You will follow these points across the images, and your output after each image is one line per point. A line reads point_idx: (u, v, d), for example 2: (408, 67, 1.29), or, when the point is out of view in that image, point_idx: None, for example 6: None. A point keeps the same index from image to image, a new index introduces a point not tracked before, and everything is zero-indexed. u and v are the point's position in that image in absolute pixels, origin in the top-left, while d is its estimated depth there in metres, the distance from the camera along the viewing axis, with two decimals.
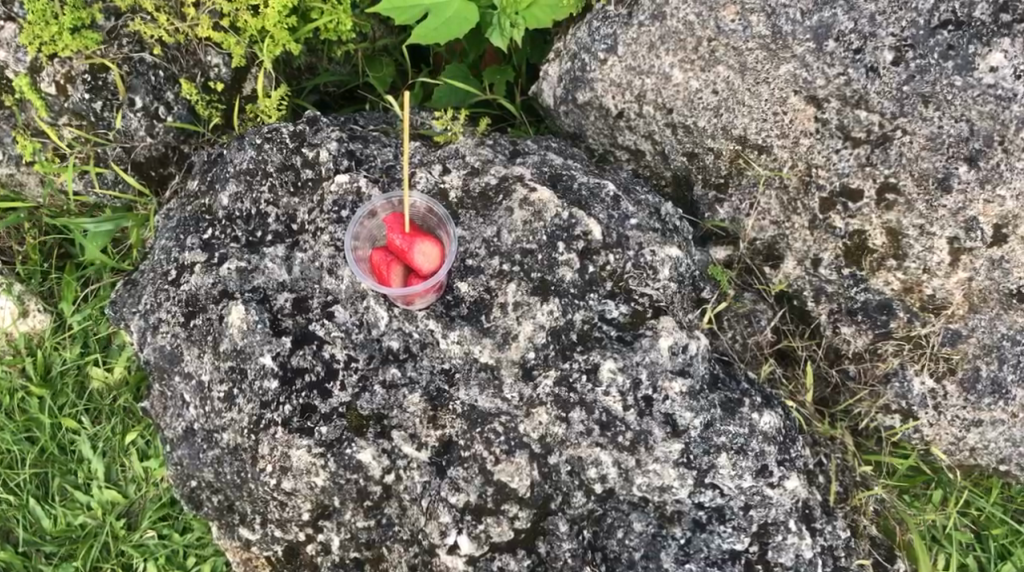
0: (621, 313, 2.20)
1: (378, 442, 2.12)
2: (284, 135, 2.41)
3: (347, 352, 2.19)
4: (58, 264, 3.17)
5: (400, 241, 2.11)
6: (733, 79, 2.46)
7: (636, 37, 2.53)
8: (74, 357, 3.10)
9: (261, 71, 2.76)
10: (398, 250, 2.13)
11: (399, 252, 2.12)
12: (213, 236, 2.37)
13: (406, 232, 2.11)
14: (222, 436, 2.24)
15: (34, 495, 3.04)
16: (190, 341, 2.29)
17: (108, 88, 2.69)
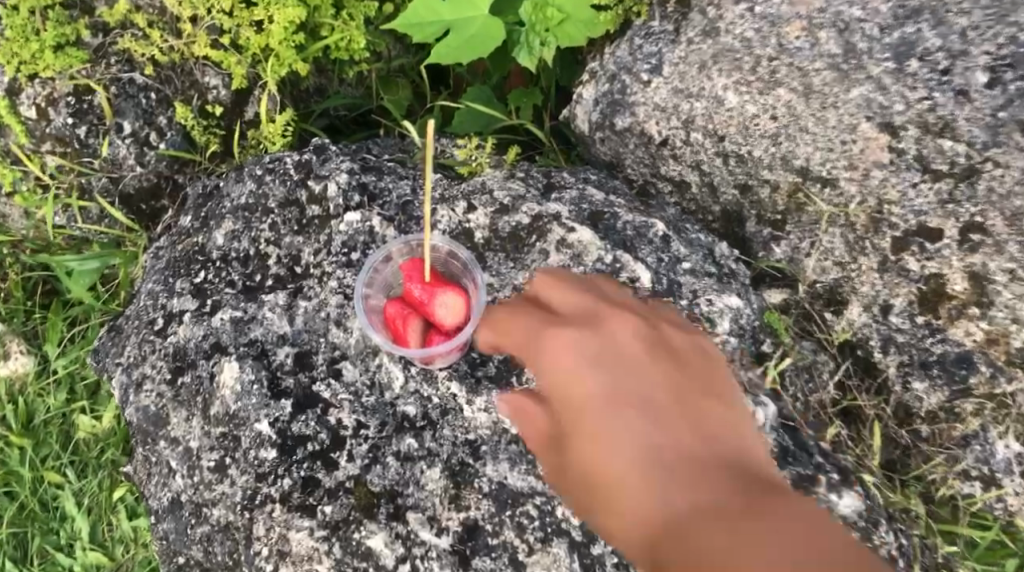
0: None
1: (390, 524, 1.80)
2: (288, 165, 2.15)
3: (355, 418, 1.90)
4: (42, 301, 2.83)
5: (419, 293, 1.85)
6: (795, 103, 2.16)
7: (684, 56, 2.25)
8: (58, 405, 2.77)
9: (264, 92, 2.48)
10: (417, 302, 1.86)
11: (418, 305, 1.86)
12: (206, 280, 2.08)
13: (427, 282, 1.85)
14: (213, 511, 1.95)
15: (11, 558, 2.70)
16: (178, 402, 2.01)
17: (94, 111, 2.42)
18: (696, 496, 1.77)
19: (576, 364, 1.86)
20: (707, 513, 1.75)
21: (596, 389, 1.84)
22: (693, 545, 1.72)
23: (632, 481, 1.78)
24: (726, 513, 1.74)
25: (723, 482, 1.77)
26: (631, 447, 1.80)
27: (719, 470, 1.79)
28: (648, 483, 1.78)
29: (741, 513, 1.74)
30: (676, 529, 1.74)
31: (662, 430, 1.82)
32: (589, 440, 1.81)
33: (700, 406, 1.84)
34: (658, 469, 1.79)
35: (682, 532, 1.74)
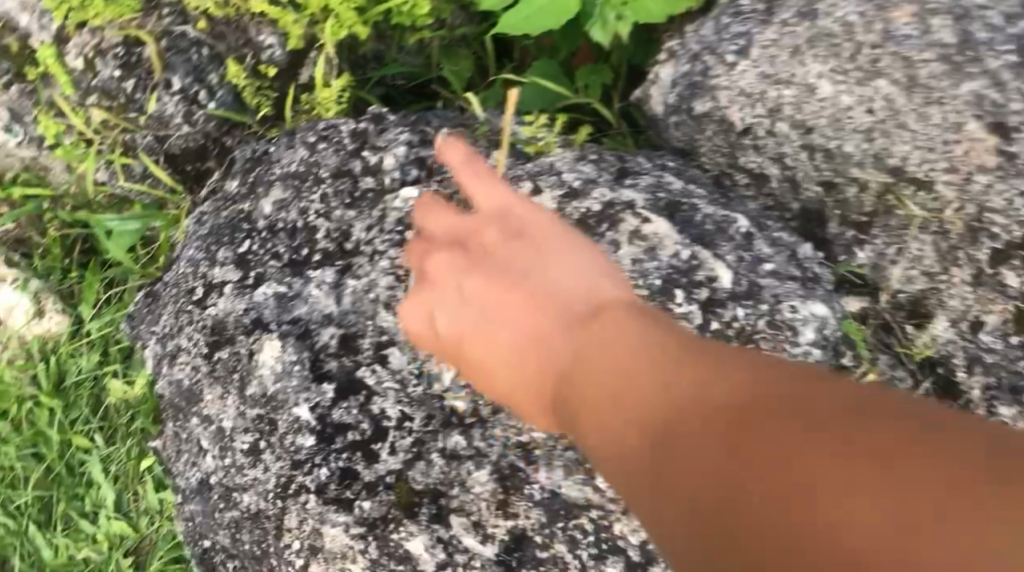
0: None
1: (431, 528, 1.68)
2: (344, 133, 2.03)
3: (400, 409, 1.77)
4: (81, 260, 2.69)
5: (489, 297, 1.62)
6: (894, 97, 1.99)
7: (776, 39, 2.09)
8: (90, 366, 2.63)
9: (320, 56, 2.37)
10: None
11: None
12: (250, 251, 1.96)
13: None
14: (243, 497, 1.84)
15: (35, 521, 2.59)
16: (213, 378, 1.90)
17: (142, 65, 2.29)
18: (620, 396, 1.37)
19: (447, 269, 1.65)
20: (638, 415, 1.33)
21: (458, 283, 1.64)
22: (639, 455, 1.30)
23: (524, 365, 1.57)
24: (641, 392, 1.35)
25: (673, 394, 1.30)
26: (516, 330, 1.58)
27: (611, 339, 1.46)
28: (570, 373, 1.48)
29: (674, 400, 1.30)
30: (585, 393, 1.44)
31: (503, 301, 1.60)
32: (465, 341, 1.63)
33: (507, 257, 1.63)
34: (545, 347, 1.55)
35: (618, 435, 1.35)
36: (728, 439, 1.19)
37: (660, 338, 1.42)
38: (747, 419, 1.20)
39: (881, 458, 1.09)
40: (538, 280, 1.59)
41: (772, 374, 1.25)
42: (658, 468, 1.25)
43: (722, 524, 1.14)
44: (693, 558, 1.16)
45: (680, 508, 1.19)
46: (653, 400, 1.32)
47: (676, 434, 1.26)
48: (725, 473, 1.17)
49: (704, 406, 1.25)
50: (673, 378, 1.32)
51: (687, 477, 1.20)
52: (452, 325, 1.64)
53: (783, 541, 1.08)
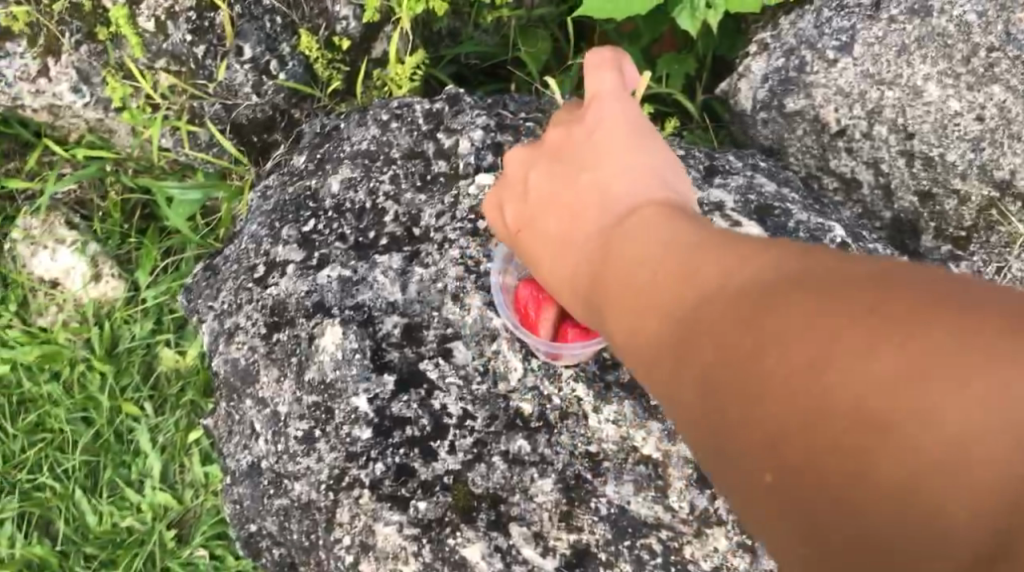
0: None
1: (488, 535, 1.61)
2: (417, 113, 1.94)
3: (462, 406, 1.70)
4: (139, 226, 2.62)
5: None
6: (1009, 105, 1.89)
7: (881, 36, 1.96)
8: (144, 334, 2.59)
9: (396, 31, 2.28)
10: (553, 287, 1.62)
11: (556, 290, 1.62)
12: (315, 230, 1.88)
13: None
14: (294, 485, 1.77)
15: (81, 486, 2.52)
16: (270, 360, 1.82)
17: (214, 31, 2.18)
18: (636, 289, 1.20)
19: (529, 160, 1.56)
20: (653, 304, 1.16)
21: (526, 174, 1.55)
22: (649, 351, 1.15)
23: (565, 266, 1.41)
24: (658, 285, 1.17)
25: (696, 273, 1.13)
26: (556, 216, 1.45)
27: (634, 231, 1.29)
28: (593, 273, 1.31)
29: (693, 292, 1.11)
30: (610, 287, 1.26)
31: (550, 197, 1.47)
32: (517, 228, 1.52)
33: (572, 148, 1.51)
34: (580, 244, 1.39)
35: (633, 332, 1.18)
36: (753, 333, 1.01)
37: (681, 226, 1.24)
38: (771, 296, 1.02)
39: (958, 343, 0.89)
40: (593, 173, 1.43)
41: (806, 253, 1.06)
42: (675, 366, 1.09)
43: (756, 441, 0.98)
44: (728, 470, 1.02)
45: (707, 416, 1.04)
46: (669, 290, 1.15)
47: (692, 326, 1.08)
48: (750, 366, 0.99)
49: (719, 289, 1.08)
50: (694, 266, 1.14)
51: (707, 378, 1.04)
52: (519, 216, 1.52)
53: (828, 457, 0.91)
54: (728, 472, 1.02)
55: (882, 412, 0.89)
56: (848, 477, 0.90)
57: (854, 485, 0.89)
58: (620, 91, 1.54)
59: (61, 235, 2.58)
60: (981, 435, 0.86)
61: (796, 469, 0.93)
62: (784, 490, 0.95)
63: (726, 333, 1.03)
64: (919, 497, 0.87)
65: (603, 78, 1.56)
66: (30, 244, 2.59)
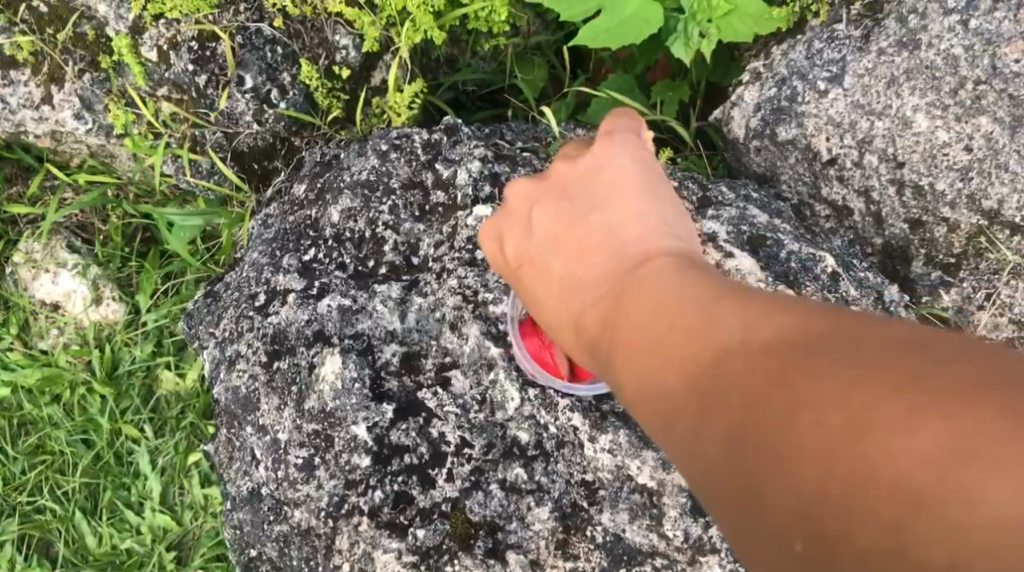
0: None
1: (486, 562, 1.66)
2: (416, 144, 1.97)
3: (460, 435, 1.73)
4: (140, 249, 2.65)
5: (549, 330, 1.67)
6: (997, 136, 1.91)
7: (871, 68, 1.99)
8: (144, 357, 2.61)
9: (394, 60, 2.30)
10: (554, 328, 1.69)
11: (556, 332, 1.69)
12: (315, 259, 1.92)
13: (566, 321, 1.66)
14: (294, 512, 1.79)
15: (81, 508, 2.54)
16: (271, 388, 1.85)
17: (216, 60, 2.23)
18: (651, 342, 1.27)
19: (530, 192, 1.59)
20: (670, 357, 1.23)
21: (531, 210, 1.57)
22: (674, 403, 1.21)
23: (571, 312, 1.47)
24: (679, 336, 1.23)
25: (719, 330, 1.19)
26: (564, 259, 1.51)
27: (647, 283, 1.35)
28: (606, 323, 1.38)
29: (717, 350, 1.18)
30: (626, 337, 1.32)
31: (558, 239, 1.52)
32: (518, 263, 1.56)
33: (575, 190, 1.56)
34: (592, 290, 1.44)
35: (647, 382, 1.26)
36: (781, 402, 1.09)
37: (692, 278, 1.31)
38: (792, 363, 1.10)
39: (986, 421, 0.99)
40: (606, 218, 1.49)
41: (814, 316, 1.15)
42: (699, 424, 1.18)
43: (783, 502, 1.08)
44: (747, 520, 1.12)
45: (732, 472, 1.13)
46: (687, 346, 1.22)
47: (715, 387, 1.16)
48: (779, 433, 1.09)
49: (737, 351, 1.16)
50: (710, 323, 1.21)
51: (732, 438, 1.13)
52: (521, 250, 1.56)
53: (857, 522, 1.02)
54: (746, 523, 1.12)
55: (910, 491, 0.99)
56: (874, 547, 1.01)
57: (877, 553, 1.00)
58: (624, 131, 1.58)
59: (63, 259, 2.60)
60: (1002, 520, 0.97)
61: (826, 534, 1.04)
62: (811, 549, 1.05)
63: (752, 396, 1.12)
64: None
65: (613, 122, 1.59)
66: (32, 268, 2.61)
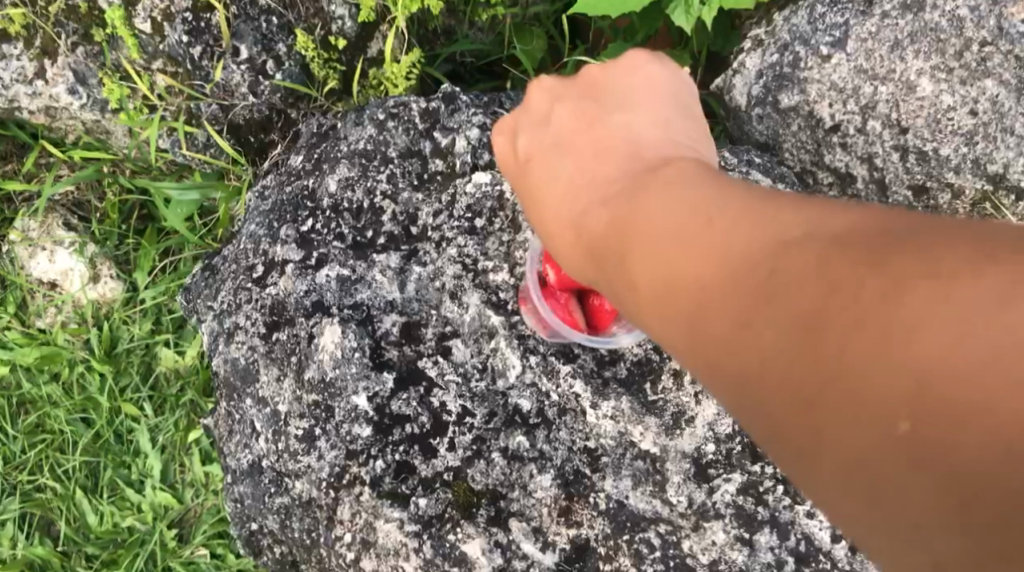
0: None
1: (488, 530, 1.63)
2: (414, 112, 1.94)
3: (461, 404, 1.71)
4: (137, 227, 2.62)
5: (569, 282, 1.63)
6: (1002, 99, 1.89)
7: (874, 31, 1.96)
8: (143, 335, 2.59)
9: (392, 31, 2.22)
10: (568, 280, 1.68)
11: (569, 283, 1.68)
12: (313, 230, 1.88)
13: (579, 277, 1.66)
14: (294, 483, 1.78)
15: (82, 486, 2.53)
16: (270, 359, 1.84)
17: (211, 31, 2.18)
18: (686, 247, 1.22)
19: (551, 97, 1.63)
20: (704, 261, 1.19)
21: (549, 111, 1.61)
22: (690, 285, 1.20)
23: (577, 212, 1.45)
24: (696, 221, 1.23)
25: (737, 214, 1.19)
26: (573, 164, 1.51)
27: (667, 189, 1.32)
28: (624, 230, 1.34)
29: (739, 231, 1.17)
30: (639, 227, 1.31)
31: (580, 152, 1.52)
32: (527, 159, 1.58)
33: (599, 110, 1.57)
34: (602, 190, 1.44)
35: (673, 288, 1.22)
36: (836, 305, 1.05)
37: (724, 187, 1.26)
38: (856, 264, 1.05)
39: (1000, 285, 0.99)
40: (623, 125, 1.52)
41: (871, 219, 1.10)
42: (732, 326, 1.14)
43: (819, 402, 1.06)
44: (767, 424, 1.11)
45: (760, 375, 1.11)
46: (726, 251, 1.17)
47: (754, 290, 1.12)
48: (828, 334, 1.05)
49: (786, 251, 1.11)
50: (756, 226, 1.17)
51: (768, 341, 1.10)
52: (533, 144, 1.58)
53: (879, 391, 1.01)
54: (767, 425, 1.11)
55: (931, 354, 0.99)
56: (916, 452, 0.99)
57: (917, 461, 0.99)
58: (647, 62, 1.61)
59: (60, 237, 2.58)
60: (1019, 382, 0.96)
61: (849, 401, 1.03)
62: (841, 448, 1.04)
63: (801, 299, 1.08)
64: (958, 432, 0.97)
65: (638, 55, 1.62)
66: (29, 246, 2.59)
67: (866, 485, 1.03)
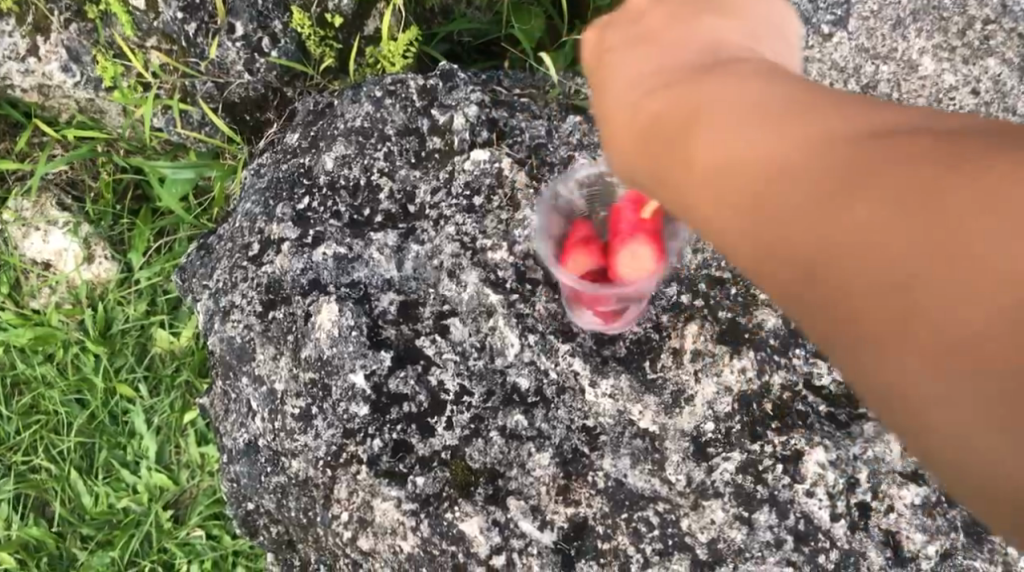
0: (822, 409, 1.63)
1: (486, 509, 1.62)
2: (411, 90, 1.93)
3: (459, 382, 1.70)
4: (132, 207, 2.61)
5: (628, 219, 1.63)
6: (1004, 78, 1.87)
7: (876, 10, 1.91)
8: (138, 316, 2.57)
9: (388, 8, 2.19)
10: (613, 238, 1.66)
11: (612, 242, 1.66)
12: (310, 208, 1.86)
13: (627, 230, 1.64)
14: (291, 463, 1.76)
15: (77, 467, 2.52)
16: (266, 338, 1.82)
17: (206, 8, 2.15)
18: (765, 122, 1.12)
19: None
20: (797, 141, 1.08)
21: None
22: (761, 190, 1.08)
23: (632, 91, 1.30)
24: (782, 117, 1.11)
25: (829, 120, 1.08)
26: (641, 41, 1.34)
27: (738, 74, 1.20)
28: (687, 112, 1.19)
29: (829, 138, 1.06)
30: (709, 121, 1.16)
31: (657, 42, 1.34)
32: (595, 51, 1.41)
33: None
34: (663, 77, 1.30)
35: (739, 167, 1.11)
36: (942, 183, 0.96)
37: (823, 91, 1.13)
38: (987, 173, 0.95)
39: None
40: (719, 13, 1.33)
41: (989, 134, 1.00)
42: (814, 203, 1.03)
43: (905, 289, 0.95)
44: (819, 309, 1.02)
45: (837, 254, 1.00)
46: (828, 129, 1.07)
47: (846, 169, 1.02)
48: (917, 202, 0.96)
49: (888, 135, 1.03)
50: (857, 108, 1.08)
51: (860, 220, 0.99)
52: (607, 21, 1.40)
53: (953, 317, 0.92)
54: (822, 314, 1.01)
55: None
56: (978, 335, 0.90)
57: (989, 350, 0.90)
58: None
59: (53, 217, 2.56)
60: None
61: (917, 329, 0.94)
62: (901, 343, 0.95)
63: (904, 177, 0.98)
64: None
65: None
66: (22, 226, 2.57)
67: (924, 386, 0.94)
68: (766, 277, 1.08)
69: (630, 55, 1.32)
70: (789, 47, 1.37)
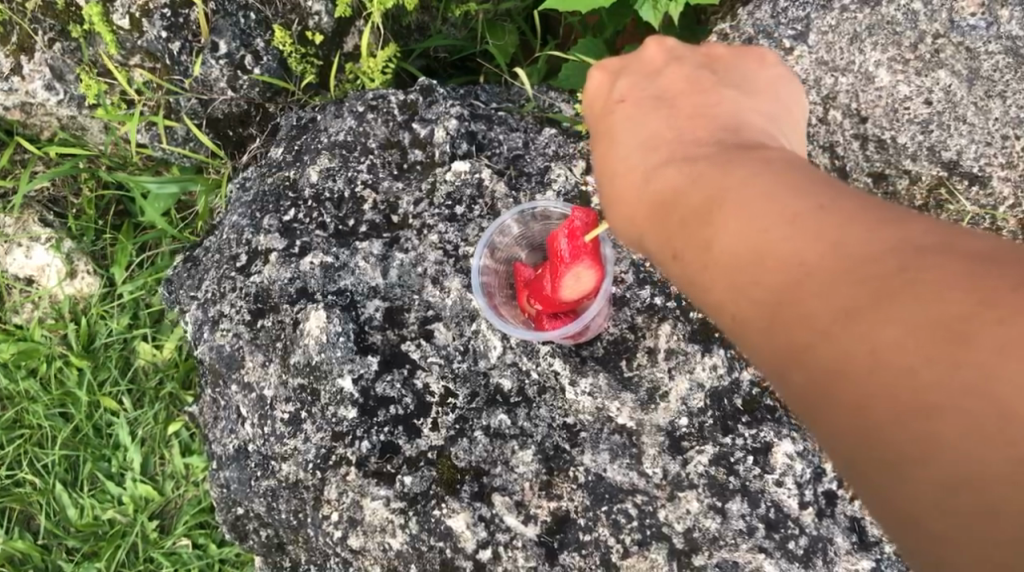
0: None
1: (473, 505, 1.69)
2: (392, 104, 1.99)
3: (444, 384, 1.78)
4: (114, 222, 2.66)
5: (564, 247, 1.72)
6: (954, 89, 1.96)
7: (835, 24, 2.01)
8: (121, 329, 2.60)
9: (368, 26, 2.26)
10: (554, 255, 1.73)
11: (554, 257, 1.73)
12: (296, 219, 1.92)
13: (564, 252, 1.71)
14: (281, 467, 1.82)
15: (63, 480, 2.56)
16: (256, 346, 1.88)
17: (189, 27, 2.20)
18: (778, 221, 1.25)
19: (667, 54, 1.64)
20: (821, 240, 1.20)
21: (658, 65, 1.63)
22: (756, 271, 1.25)
23: (647, 166, 1.48)
24: (775, 206, 1.27)
25: (821, 214, 1.22)
26: (663, 119, 1.53)
27: (747, 161, 1.36)
28: (713, 204, 1.34)
29: (821, 232, 1.21)
30: (714, 206, 1.33)
31: (685, 125, 1.50)
32: (619, 109, 1.59)
33: (717, 92, 1.55)
34: (672, 153, 1.47)
35: (764, 262, 1.25)
36: (952, 308, 1.09)
37: (823, 182, 1.28)
38: (955, 291, 1.10)
39: None
40: (735, 103, 1.53)
41: (968, 246, 1.14)
42: (838, 307, 1.16)
43: (895, 395, 1.10)
44: (822, 391, 1.17)
45: (853, 355, 1.14)
46: (846, 237, 1.18)
47: (873, 277, 1.15)
48: (943, 332, 1.09)
49: (877, 230, 1.18)
50: (869, 217, 1.19)
51: (880, 336, 1.12)
52: (631, 91, 1.61)
53: (911, 412, 1.09)
54: (830, 398, 1.16)
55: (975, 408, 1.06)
56: (969, 452, 1.06)
57: (979, 470, 1.06)
58: (786, 74, 1.63)
59: (36, 233, 2.59)
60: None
61: (877, 410, 1.12)
62: (897, 441, 1.10)
63: (931, 299, 1.10)
64: (959, 478, 1.07)
65: (773, 60, 1.65)
66: (5, 242, 2.61)
67: (883, 456, 1.12)
68: (759, 342, 1.25)
69: (645, 132, 1.53)
70: (794, 132, 1.58)
